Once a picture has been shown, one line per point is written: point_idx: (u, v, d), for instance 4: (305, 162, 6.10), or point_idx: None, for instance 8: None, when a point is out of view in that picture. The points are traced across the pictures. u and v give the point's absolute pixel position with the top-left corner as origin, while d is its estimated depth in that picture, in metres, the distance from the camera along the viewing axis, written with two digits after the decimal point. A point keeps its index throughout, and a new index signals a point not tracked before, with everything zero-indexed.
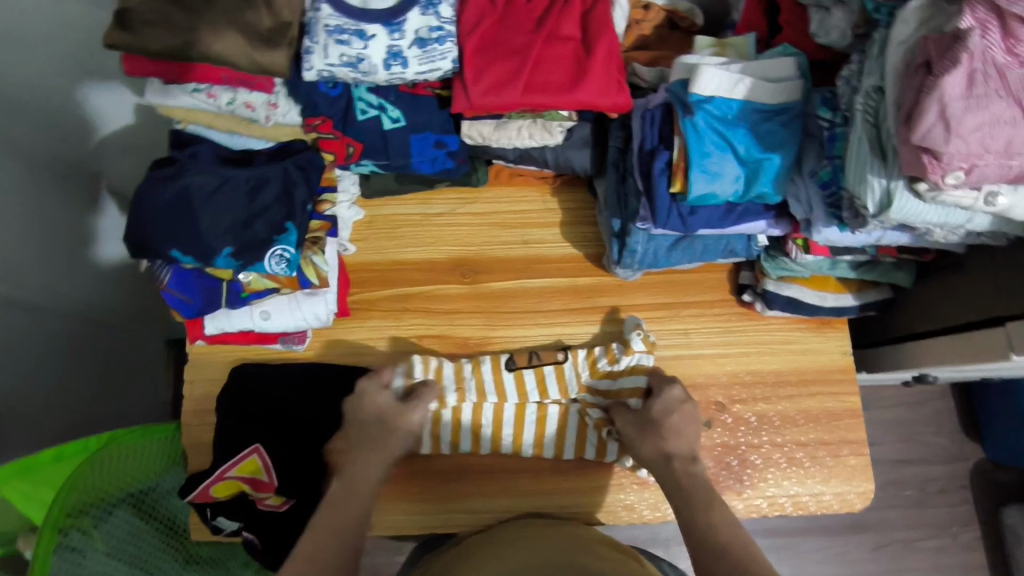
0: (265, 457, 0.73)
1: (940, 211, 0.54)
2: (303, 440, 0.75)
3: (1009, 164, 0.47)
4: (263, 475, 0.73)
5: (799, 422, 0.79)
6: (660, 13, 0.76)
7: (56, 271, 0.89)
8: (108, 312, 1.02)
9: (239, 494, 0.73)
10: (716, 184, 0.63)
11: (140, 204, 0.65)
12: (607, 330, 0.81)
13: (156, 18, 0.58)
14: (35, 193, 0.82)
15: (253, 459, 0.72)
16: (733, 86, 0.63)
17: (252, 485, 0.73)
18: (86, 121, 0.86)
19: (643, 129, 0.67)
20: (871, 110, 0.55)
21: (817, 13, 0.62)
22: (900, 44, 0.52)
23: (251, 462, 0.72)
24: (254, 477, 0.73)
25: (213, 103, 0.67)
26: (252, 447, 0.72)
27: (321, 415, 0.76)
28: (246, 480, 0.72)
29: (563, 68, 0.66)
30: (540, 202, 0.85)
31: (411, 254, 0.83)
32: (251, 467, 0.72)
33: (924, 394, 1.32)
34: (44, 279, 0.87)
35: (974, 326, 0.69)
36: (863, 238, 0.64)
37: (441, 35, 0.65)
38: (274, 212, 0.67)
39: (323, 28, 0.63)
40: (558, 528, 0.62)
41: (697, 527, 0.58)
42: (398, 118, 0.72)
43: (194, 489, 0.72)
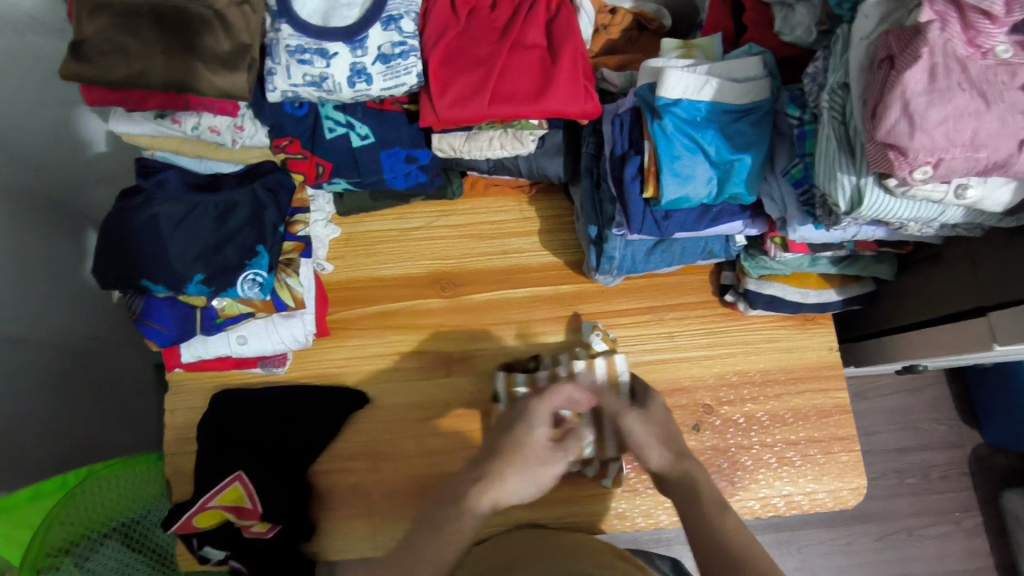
0: (249, 483, 0.69)
1: (911, 206, 0.53)
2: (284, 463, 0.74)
3: (977, 157, 0.46)
4: (246, 504, 0.69)
5: (789, 421, 0.78)
6: (627, 16, 0.75)
7: (31, 302, 0.88)
8: (90, 340, 1.00)
9: (223, 523, 0.70)
10: (688, 187, 0.62)
11: (108, 235, 0.64)
12: (570, 339, 0.80)
13: (112, 47, 0.58)
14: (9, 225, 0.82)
15: (236, 488, 0.69)
16: (700, 88, 0.62)
17: (235, 515, 0.69)
18: (57, 151, 0.86)
19: (613, 134, 0.67)
20: (838, 107, 0.54)
21: (781, 10, 0.62)
22: (863, 39, 0.52)
23: (233, 491, 0.69)
24: (237, 506, 0.69)
25: (178, 128, 0.67)
26: (234, 474, 0.69)
27: (302, 439, 0.75)
28: (230, 509, 0.69)
29: (529, 77, 0.65)
30: (517, 211, 0.84)
31: (389, 270, 0.82)
32: (234, 496, 0.69)
33: (921, 381, 1.32)
34: (20, 310, 0.85)
35: (957, 317, 0.68)
36: (839, 234, 0.64)
37: (404, 50, 0.64)
38: (244, 236, 0.67)
39: (284, 49, 0.63)
40: (567, 541, 0.64)
41: (705, 536, 0.49)
42: (367, 135, 0.71)
43: (176, 520, 0.69)
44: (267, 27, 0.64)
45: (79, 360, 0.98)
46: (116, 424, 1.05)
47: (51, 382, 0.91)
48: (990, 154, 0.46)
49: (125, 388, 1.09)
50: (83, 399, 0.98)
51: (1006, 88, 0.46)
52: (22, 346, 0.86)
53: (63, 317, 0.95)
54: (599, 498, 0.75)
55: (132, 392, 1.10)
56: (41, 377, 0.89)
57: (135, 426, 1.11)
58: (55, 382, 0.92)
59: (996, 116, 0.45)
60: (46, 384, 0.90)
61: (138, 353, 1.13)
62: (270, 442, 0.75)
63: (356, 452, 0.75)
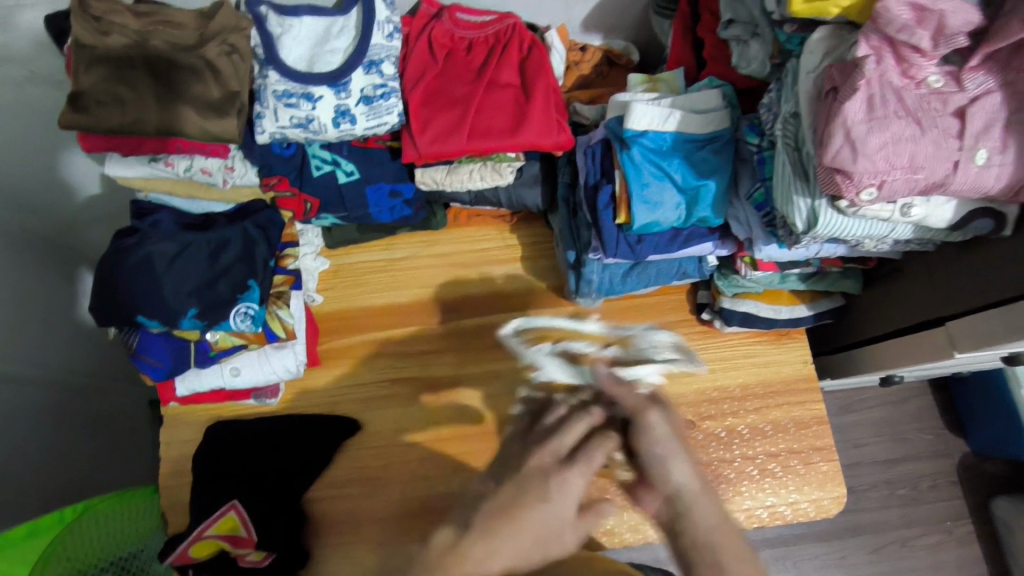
0: (244, 512, 0.71)
1: (863, 225, 0.57)
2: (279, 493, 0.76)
3: (916, 178, 0.50)
4: (241, 533, 0.71)
5: (769, 433, 0.80)
6: (597, 53, 0.80)
7: (24, 342, 0.90)
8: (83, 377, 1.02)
9: (218, 553, 0.71)
10: (658, 213, 0.66)
11: (105, 274, 0.67)
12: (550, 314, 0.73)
13: (108, 97, 0.62)
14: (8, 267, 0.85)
15: (230, 517, 0.70)
16: (665, 119, 0.66)
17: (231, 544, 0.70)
18: (51, 192, 0.89)
19: (586, 165, 0.71)
20: (791, 135, 0.58)
21: (736, 47, 0.66)
22: (810, 72, 0.56)
23: (228, 521, 0.70)
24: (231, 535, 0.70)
25: (171, 171, 0.70)
26: (228, 504, 0.70)
27: (295, 469, 0.76)
28: (224, 539, 0.70)
29: (504, 113, 0.69)
30: (500, 239, 0.87)
31: (378, 300, 0.85)
32: (229, 525, 0.70)
33: (905, 392, 1.35)
34: (13, 350, 0.87)
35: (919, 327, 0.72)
36: (802, 253, 0.67)
37: (385, 91, 0.68)
38: (237, 271, 0.69)
39: (272, 93, 0.66)
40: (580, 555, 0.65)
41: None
42: (352, 172, 0.74)
43: (172, 552, 0.70)
44: (255, 74, 0.68)
45: (73, 398, 0.99)
46: (112, 460, 1.06)
47: (46, 420, 0.92)
48: (929, 175, 0.50)
49: (119, 424, 1.10)
50: (78, 437, 0.99)
51: (939, 115, 0.50)
52: (16, 384, 0.87)
53: (56, 357, 0.97)
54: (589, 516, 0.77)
55: (126, 429, 1.11)
56: (36, 415, 0.90)
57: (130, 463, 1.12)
58: (50, 420, 0.93)
59: (931, 140, 0.49)
60: (41, 422, 0.91)
61: (133, 390, 1.14)
62: (264, 475, 0.75)
63: (349, 478, 0.77)
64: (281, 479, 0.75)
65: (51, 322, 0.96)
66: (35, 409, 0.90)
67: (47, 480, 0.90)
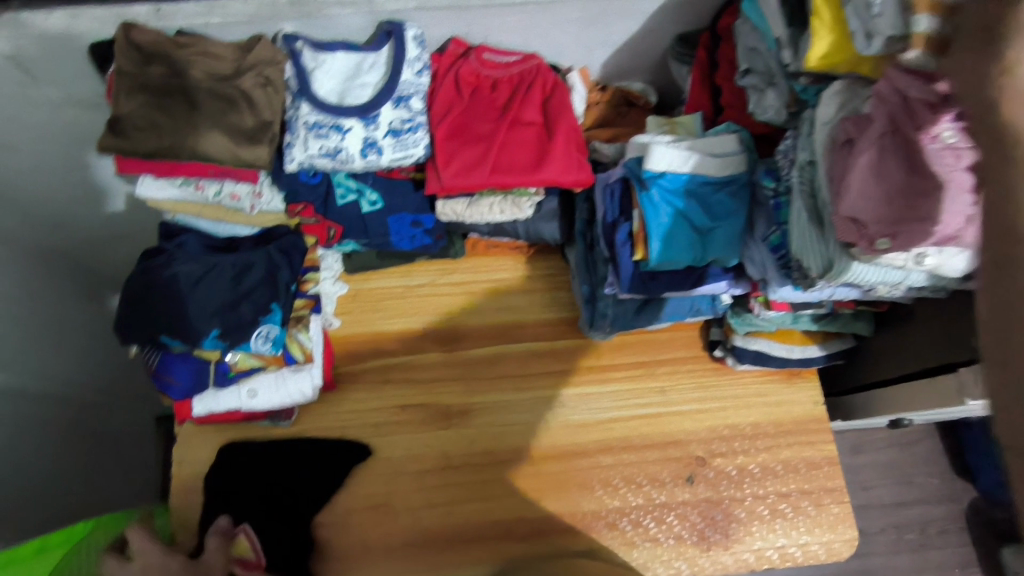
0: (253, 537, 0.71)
1: (878, 271, 0.58)
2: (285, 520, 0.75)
3: (930, 231, 0.50)
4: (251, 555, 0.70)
5: (780, 473, 0.80)
6: (615, 93, 0.82)
7: (34, 358, 0.91)
8: (91, 392, 1.03)
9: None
10: (673, 252, 0.68)
11: (133, 293, 0.69)
12: None
13: (145, 123, 0.64)
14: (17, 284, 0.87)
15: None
16: (684, 162, 0.68)
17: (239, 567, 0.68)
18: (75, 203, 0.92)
19: (604, 203, 0.73)
20: (807, 182, 0.60)
21: (754, 94, 0.68)
22: (825, 123, 0.58)
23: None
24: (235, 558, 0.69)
25: (201, 195, 0.72)
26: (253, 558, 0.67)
27: (306, 496, 0.77)
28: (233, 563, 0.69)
29: (527, 150, 0.71)
30: (515, 269, 0.89)
31: (394, 326, 0.86)
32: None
33: (912, 435, 1.35)
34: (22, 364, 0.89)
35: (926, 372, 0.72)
36: (816, 295, 0.68)
37: (413, 125, 0.70)
38: (259, 294, 0.71)
39: (303, 124, 0.68)
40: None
41: None
42: (376, 202, 0.76)
43: None
44: (288, 105, 0.70)
45: (78, 413, 1.00)
46: (115, 477, 1.07)
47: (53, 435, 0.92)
48: (943, 229, 0.50)
49: (124, 441, 1.11)
50: (83, 452, 0.99)
51: (954, 171, 0.48)
52: (26, 398, 0.88)
53: (65, 373, 0.98)
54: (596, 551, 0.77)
55: (131, 446, 1.12)
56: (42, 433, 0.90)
57: (133, 480, 1.12)
58: (58, 438, 0.93)
59: (945, 197, 0.48)
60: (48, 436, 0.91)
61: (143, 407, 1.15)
62: (278, 497, 0.76)
63: (357, 505, 0.77)
64: (293, 500, 0.76)
65: (60, 338, 0.98)
66: (42, 425, 0.90)
67: (52, 497, 0.89)
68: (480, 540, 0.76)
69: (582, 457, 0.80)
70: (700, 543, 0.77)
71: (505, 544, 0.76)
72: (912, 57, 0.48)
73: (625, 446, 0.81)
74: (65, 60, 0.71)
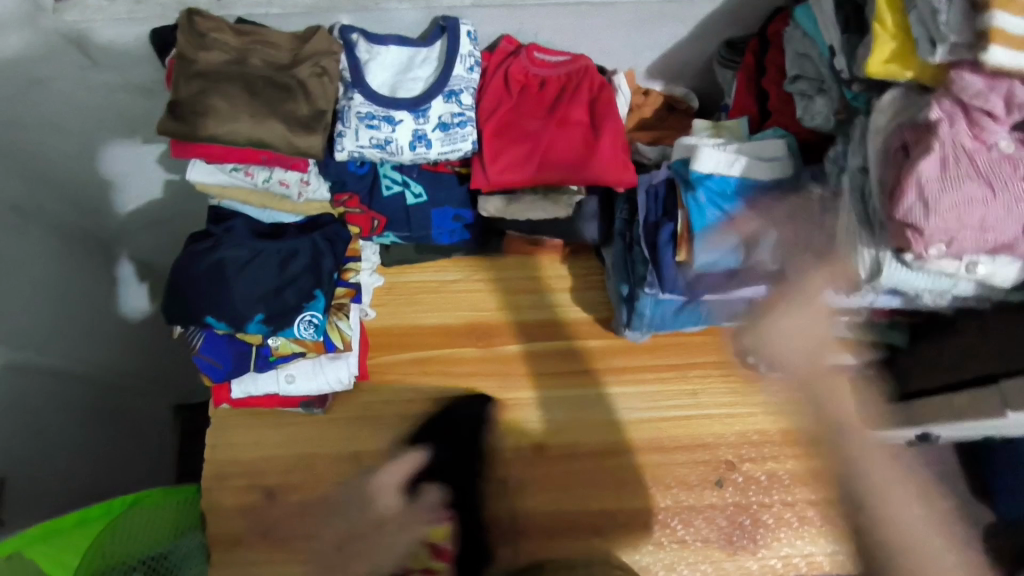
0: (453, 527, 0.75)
1: (927, 278, 0.58)
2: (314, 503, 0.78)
3: (985, 237, 0.51)
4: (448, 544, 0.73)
5: (809, 481, 0.80)
6: (659, 98, 0.83)
7: (63, 337, 0.94)
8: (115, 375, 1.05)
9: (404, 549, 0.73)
10: (718, 254, 0.68)
11: (180, 274, 0.70)
12: None
13: (204, 107, 0.65)
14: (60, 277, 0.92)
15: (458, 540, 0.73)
16: (730, 164, 0.69)
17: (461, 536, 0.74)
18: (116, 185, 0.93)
19: (648, 204, 0.73)
20: (857, 188, 0.61)
21: (800, 100, 0.69)
22: (878, 131, 0.58)
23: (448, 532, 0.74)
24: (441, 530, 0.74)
25: (250, 180, 0.73)
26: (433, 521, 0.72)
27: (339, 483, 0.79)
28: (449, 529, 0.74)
29: (573, 148, 0.72)
30: (551, 268, 0.89)
31: (428, 320, 0.86)
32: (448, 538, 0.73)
33: (932, 455, 1.33)
34: (51, 343, 0.91)
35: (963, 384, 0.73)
36: (858, 302, 0.68)
37: (462, 120, 0.71)
38: (303, 281, 0.72)
39: (355, 115, 0.69)
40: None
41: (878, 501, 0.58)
42: (420, 194, 0.77)
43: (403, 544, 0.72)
44: (340, 95, 0.71)
45: (99, 397, 1.02)
46: (131, 457, 1.09)
47: (71, 415, 0.95)
48: (998, 236, 0.51)
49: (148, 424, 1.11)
50: (102, 433, 1.01)
51: (1012, 179, 0.51)
52: (40, 374, 0.89)
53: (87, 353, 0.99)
54: (622, 551, 0.77)
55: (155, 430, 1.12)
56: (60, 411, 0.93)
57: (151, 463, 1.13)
58: (74, 415, 0.96)
59: (1003, 204, 0.50)
60: (65, 416, 0.94)
61: None
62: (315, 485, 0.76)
63: None
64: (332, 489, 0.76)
65: (89, 318, 1.00)
66: (60, 404, 0.93)
67: (66, 472, 0.91)
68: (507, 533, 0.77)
69: (611, 456, 0.81)
70: (727, 547, 0.77)
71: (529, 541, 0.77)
72: (992, 53, 0.48)
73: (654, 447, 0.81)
74: (124, 44, 0.73)
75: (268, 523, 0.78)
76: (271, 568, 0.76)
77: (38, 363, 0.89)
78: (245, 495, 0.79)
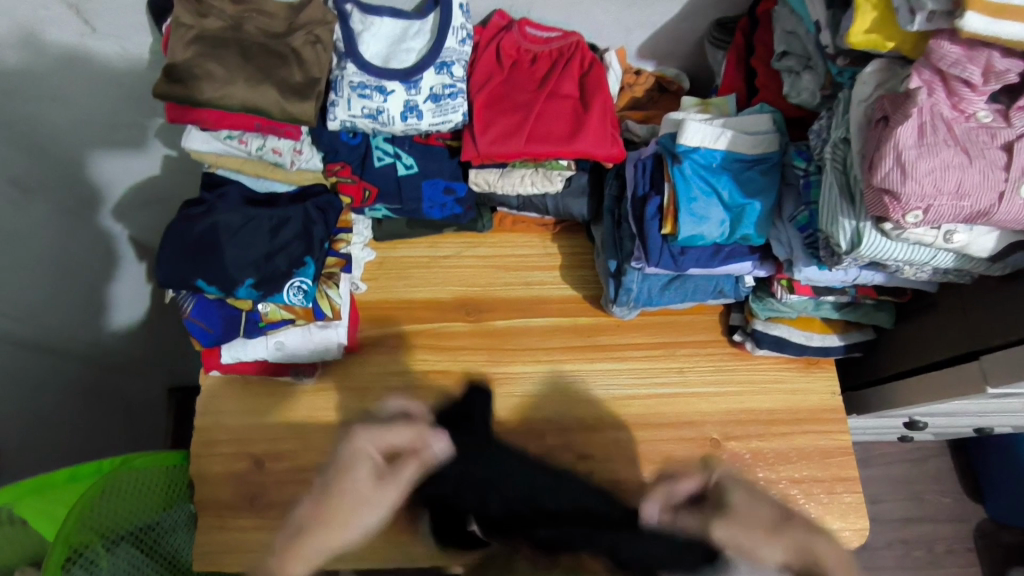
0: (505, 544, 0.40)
1: (906, 248, 0.59)
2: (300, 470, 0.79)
3: (962, 205, 0.52)
4: None
5: (793, 459, 0.81)
6: (650, 78, 0.84)
7: (60, 311, 0.96)
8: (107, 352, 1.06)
9: None
10: (703, 227, 0.69)
11: (173, 235, 0.71)
12: None
13: (201, 72, 0.66)
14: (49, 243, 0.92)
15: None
16: (717, 138, 0.70)
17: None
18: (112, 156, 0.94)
19: (636, 177, 0.74)
20: (839, 159, 0.61)
21: (788, 77, 0.70)
22: (861, 102, 0.59)
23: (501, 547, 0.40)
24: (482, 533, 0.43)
25: (244, 149, 0.73)
26: None
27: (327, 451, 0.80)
28: None
29: (562, 121, 0.73)
30: (540, 246, 0.90)
31: (419, 294, 0.87)
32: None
33: (922, 452, 1.33)
34: (46, 318, 0.93)
35: (950, 361, 0.73)
36: (840, 276, 0.70)
37: (453, 91, 0.72)
38: (294, 248, 0.73)
39: (347, 84, 0.70)
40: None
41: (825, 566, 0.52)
42: (411, 166, 0.78)
43: None
44: (333, 66, 0.72)
45: (92, 372, 1.04)
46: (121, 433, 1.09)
47: (61, 391, 0.96)
48: (974, 203, 0.52)
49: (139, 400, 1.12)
50: (85, 409, 1.02)
51: (987, 147, 0.52)
52: (26, 348, 0.90)
53: (76, 330, 0.99)
54: None
55: None
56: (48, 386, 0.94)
57: (129, 435, 1.14)
58: (61, 389, 0.96)
59: (979, 170, 0.52)
60: (49, 391, 0.94)
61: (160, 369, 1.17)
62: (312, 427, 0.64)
63: None
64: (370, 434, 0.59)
65: (84, 295, 1.01)
66: (46, 380, 0.93)
67: (44, 442, 0.92)
68: None
69: (597, 432, 0.81)
70: None
71: None
72: (968, 20, 0.48)
73: (641, 423, 0.81)
74: (123, 12, 0.73)
75: (257, 489, 0.78)
76: (259, 533, 0.77)
77: (33, 337, 0.91)
78: (234, 462, 0.79)
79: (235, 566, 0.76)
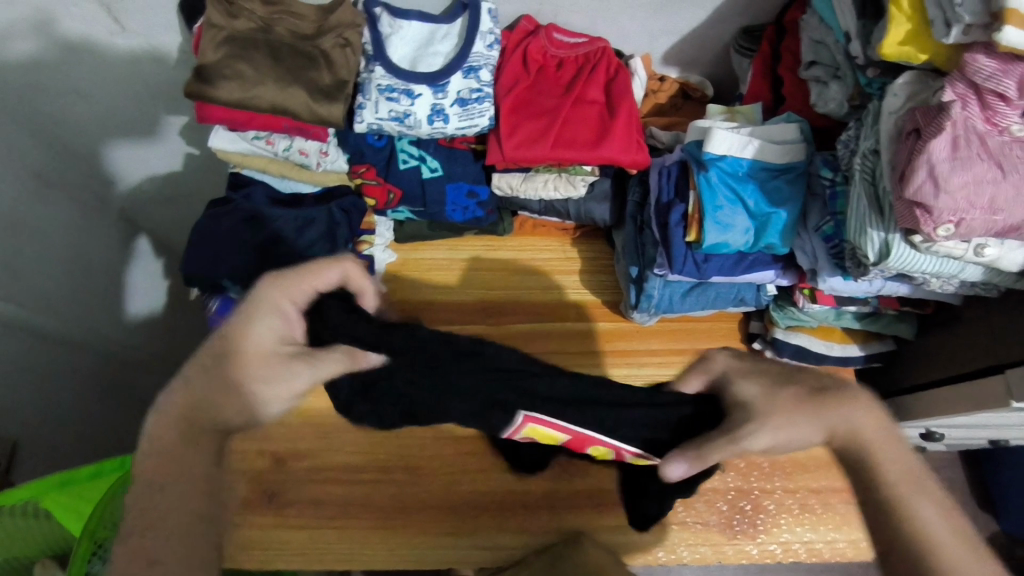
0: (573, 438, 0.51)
1: (934, 261, 0.59)
2: (304, 467, 0.75)
3: (994, 219, 0.52)
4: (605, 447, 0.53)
5: (811, 469, 0.78)
6: (674, 84, 0.83)
7: (78, 304, 0.95)
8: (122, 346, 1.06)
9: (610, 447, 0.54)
10: (727, 235, 0.69)
11: (198, 237, 0.72)
12: None
13: (231, 72, 0.67)
14: (67, 235, 0.92)
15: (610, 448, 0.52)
16: (743, 147, 0.70)
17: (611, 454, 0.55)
18: (136, 153, 0.95)
19: (660, 183, 0.74)
20: (868, 170, 0.61)
21: (816, 86, 0.71)
22: (892, 113, 0.59)
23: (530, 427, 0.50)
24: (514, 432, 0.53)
25: (270, 149, 0.74)
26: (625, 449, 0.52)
27: (330, 449, 0.76)
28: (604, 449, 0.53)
29: (588, 127, 0.74)
30: (560, 250, 0.90)
31: (440, 296, 0.86)
32: (546, 435, 0.51)
33: (934, 463, 1.32)
34: (66, 311, 0.93)
35: (982, 372, 0.71)
36: (865, 287, 0.70)
37: (480, 95, 0.73)
38: (320, 248, 0.74)
39: (375, 87, 0.71)
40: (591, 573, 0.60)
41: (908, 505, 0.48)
42: (436, 169, 0.78)
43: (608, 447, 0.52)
44: (361, 68, 0.72)
45: (107, 365, 1.04)
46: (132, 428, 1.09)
47: (77, 386, 0.97)
48: (1006, 218, 0.52)
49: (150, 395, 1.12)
50: (99, 403, 1.02)
51: (1021, 162, 0.52)
52: (47, 341, 0.89)
53: (94, 324, 0.99)
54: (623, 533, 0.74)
55: None
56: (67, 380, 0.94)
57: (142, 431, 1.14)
58: (76, 382, 0.96)
59: (1012, 185, 0.52)
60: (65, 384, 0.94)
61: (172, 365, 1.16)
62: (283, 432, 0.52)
63: (372, 467, 0.75)
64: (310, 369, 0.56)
65: (100, 289, 1.01)
66: (63, 373, 0.93)
67: (62, 436, 0.92)
68: (512, 511, 0.74)
69: None
70: (727, 530, 0.75)
71: (536, 515, 0.74)
72: (1005, 34, 0.48)
73: None
74: (152, 11, 0.73)
75: (275, 487, 0.74)
76: (266, 532, 0.72)
77: (55, 330, 0.90)
78: (256, 458, 0.75)
79: (254, 564, 0.72)
